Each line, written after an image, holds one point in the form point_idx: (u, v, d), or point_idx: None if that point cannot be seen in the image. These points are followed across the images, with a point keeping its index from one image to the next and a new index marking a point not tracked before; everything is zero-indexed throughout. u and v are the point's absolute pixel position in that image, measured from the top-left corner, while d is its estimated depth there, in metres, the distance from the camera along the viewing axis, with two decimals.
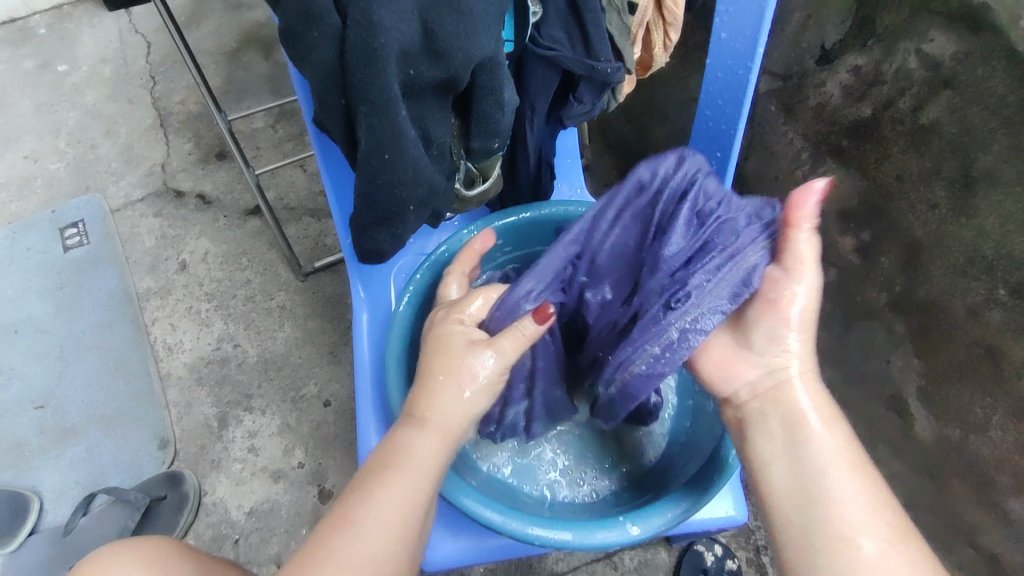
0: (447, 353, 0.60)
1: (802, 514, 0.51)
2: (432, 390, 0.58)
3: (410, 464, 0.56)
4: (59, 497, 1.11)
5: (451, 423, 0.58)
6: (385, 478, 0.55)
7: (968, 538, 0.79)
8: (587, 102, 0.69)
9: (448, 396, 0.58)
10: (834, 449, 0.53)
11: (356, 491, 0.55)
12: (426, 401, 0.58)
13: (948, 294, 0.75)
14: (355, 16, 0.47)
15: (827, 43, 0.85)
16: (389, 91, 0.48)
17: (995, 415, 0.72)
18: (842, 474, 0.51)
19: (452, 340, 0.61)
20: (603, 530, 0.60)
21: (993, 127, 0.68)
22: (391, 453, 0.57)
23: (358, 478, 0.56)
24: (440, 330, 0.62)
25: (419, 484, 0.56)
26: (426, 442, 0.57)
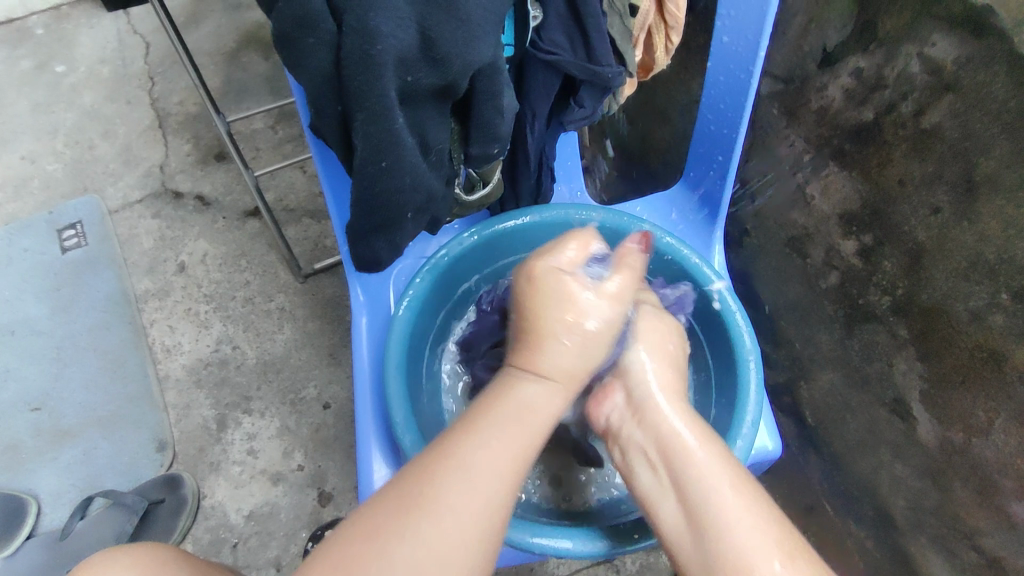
0: (575, 309, 0.57)
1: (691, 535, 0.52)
2: (556, 345, 0.57)
3: (536, 419, 0.55)
4: (56, 500, 1.10)
5: (576, 379, 0.58)
6: (508, 434, 0.53)
7: (971, 542, 0.79)
8: (587, 106, 0.69)
9: (574, 351, 0.57)
10: (711, 458, 0.54)
11: (471, 441, 0.52)
12: (549, 357, 0.57)
13: (951, 297, 0.75)
14: (352, 24, 0.46)
15: (829, 46, 0.85)
16: (387, 98, 0.49)
17: (998, 418, 0.72)
18: (719, 479, 0.52)
19: (573, 295, 0.58)
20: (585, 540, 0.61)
21: (994, 132, 0.68)
22: (511, 406, 0.55)
23: (472, 426, 0.53)
24: (558, 285, 0.58)
25: (534, 438, 0.54)
26: (547, 398, 0.56)
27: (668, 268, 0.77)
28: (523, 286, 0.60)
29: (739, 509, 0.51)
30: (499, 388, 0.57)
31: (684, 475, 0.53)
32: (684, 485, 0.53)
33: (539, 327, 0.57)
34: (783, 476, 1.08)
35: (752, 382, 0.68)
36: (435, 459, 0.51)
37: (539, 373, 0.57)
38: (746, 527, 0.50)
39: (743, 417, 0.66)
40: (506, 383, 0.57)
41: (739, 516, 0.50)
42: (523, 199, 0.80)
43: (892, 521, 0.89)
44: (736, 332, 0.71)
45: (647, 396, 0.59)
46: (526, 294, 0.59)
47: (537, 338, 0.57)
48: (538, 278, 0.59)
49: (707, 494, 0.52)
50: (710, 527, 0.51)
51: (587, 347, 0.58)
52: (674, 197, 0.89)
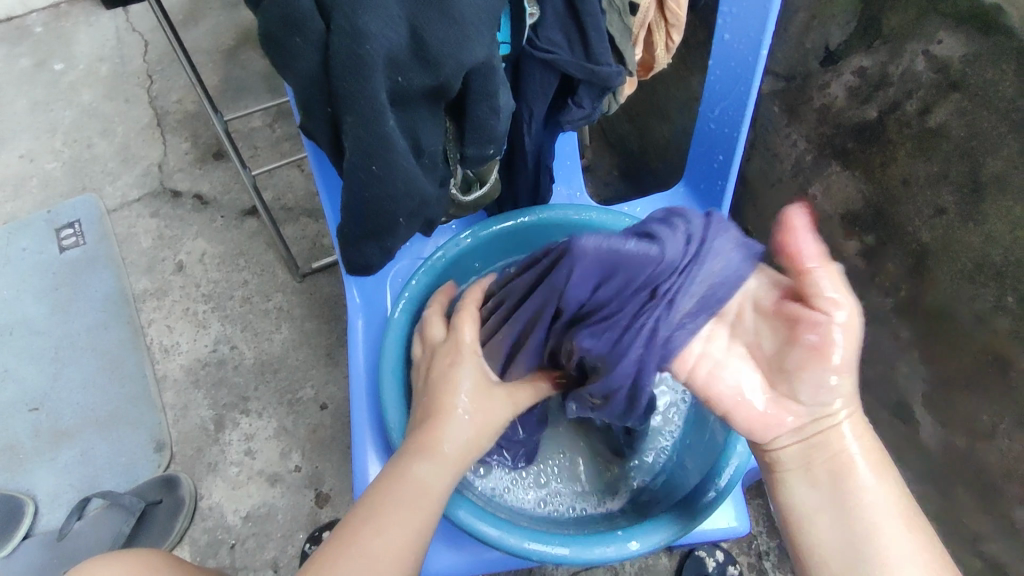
0: (461, 385, 0.60)
1: (844, 556, 0.51)
2: (450, 424, 0.58)
3: (428, 500, 0.55)
4: (54, 500, 1.10)
5: (468, 458, 0.59)
6: (403, 513, 0.54)
7: (975, 546, 0.78)
8: (586, 106, 0.68)
9: (466, 428, 0.59)
10: (887, 503, 0.51)
11: (370, 525, 0.53)
12: (444, 435, 0.58)
13: (957, 298, 0.74)
14: (340, 24, 0.45)
15: (832, 43, 0.84)
16: (377, 100, 0.47)
17: (1002, 423, 0.71)
18: (893, 528, 0.50)
19: (467, 372, 0.61)
20: (654, 530, 0.61)
21: (1002, 130, 0.67)
22: (405, 487, 0.55)
23: (371, 500, 0.55)
24: (450, 362, 0.62)
25: (429, 514, 0.55)
26: (438, 477, 0.57)
27: None
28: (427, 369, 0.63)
29: (905, 548, 0.49)
30: (393, 468, 0.57)
31: (854, 509, 0.51)
32: (857, 520, 0.50)
33: (437, 407, 0.59)
34: None
35: None
36: (333, 543, 0.53)
37: (433, 452, 0.57)
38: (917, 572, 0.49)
39: None
40: (400, 458, 0.57)
41: (901, 549, 0.49)
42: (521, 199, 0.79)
43: None
44: None
45: (831, 414, 0.51)
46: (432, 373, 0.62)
47: (431, 418, 0.59)
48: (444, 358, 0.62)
49: (874, 533, 0.50)
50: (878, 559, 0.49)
51: (483, 429, 0.59)
52: (672, 197, 0.87)
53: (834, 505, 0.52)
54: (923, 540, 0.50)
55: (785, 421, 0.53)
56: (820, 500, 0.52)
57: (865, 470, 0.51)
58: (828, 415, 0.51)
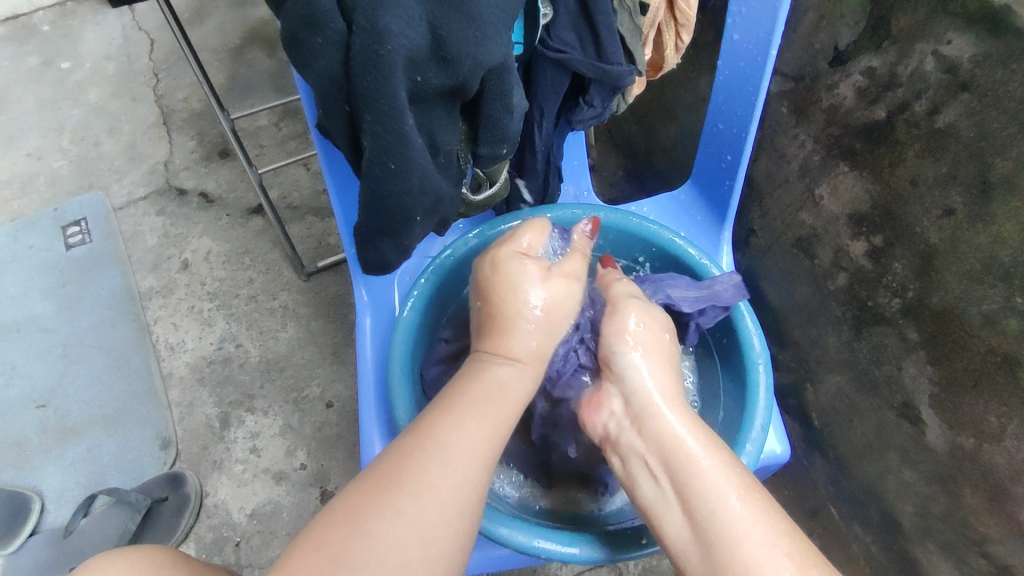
0: (525, 285, 0.59)
1: (696, 541, 0.51)
2: (521, 326, 0.58)
3: (509, 398, 0.56)
4: (60, 498, 1.10)
5: (541, 361, 0.59)
6: (486, 410, 0.54)
7: (981, 548, 0.78)
8: (597, 105, 0.68)
9: (538, 329, 0.58)
10: (722, 473, 0.52)
11: (447, 418, 0.53)
12: (516, 340, 0.58)
13: (965, 300, 0.74)
14: (361, 23, 0.45)
15: (841, 44, 0.84)
16: (396, 98, 0.47)
17: (1009, 424, 0.71)
18: (734, 497, 0.51)
19: (526, 272, 0.60)
20: (576, 551, 0.59)
21: (1011, 132, 0.67)
22: (482, 386, 0.55)
23: (444, 404, 0.54)
24: (511, 265, 0.61)
25: (510, 413, 0.55)
26: (518, 377, 0.57)
27: (676, 268, 0.76)
28: (484, 276, 0.61)
29: (748, 520, 0.49)
30: (469, 373, 0.57)
31: (688, 483, 0.52)
32: (690, 494, 0.52)
33: (502, 312, 0.59)
34: (790, 478, 1.07)
35: (762, 385, 0.66)
36: (408, 440, 0.51)
37: (507, 354, 0.58)
38: (753, 529, 0.49)
39: (752, 422, 0.64)
40: (477, 365, 0.58)
41: (742, 516, 0.50)
42: (530, 199, 0.79)
43: (899, 525, 0.89)
44: (745, 335, 0.69)
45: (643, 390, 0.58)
46: (488, 277, 0.61)
47: (499, 324, 0.58)
48: (502, 261, 0.61)
49: (709, 503, 0.51)
50: (717, 532, 0.50)
51: (551, 328, 0.59)
52: (681, 198, 0.87)
53: (676, 493, 0.53)
54: (765, 510, 0.50)
55: (609, 404, 0.60)
56: (658, 484, 0.54)
57: (686, 442, 0.54)
58: (637, 392, 0.58)
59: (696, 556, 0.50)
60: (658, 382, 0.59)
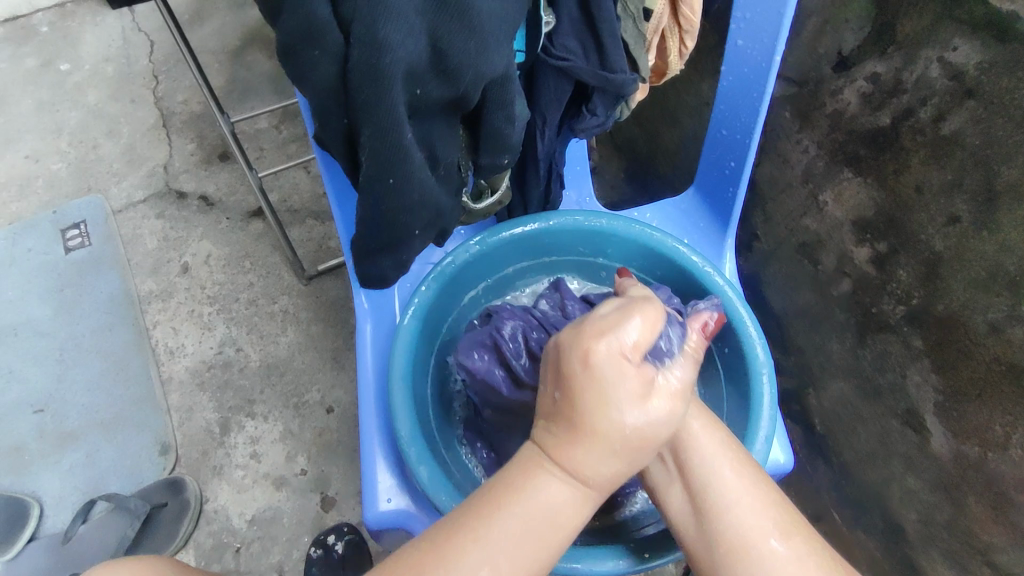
0: (619, 403, 0.45)
1: (697, 517, 0.53)
2: (601, 452, 0.45)
3: (559, 528, 0.47)
4: (59, 503, 1.09)
5: (612, 485, 0.48)
6: (526, 542, 0.46)
7: (985, 556, 0.77)
8: (600, 114, 0.67)
9: (618, 458, 0.46)
10: (723, 458, 0.53)
11: (482, 537, 0.46)
12: (589, 462, 0.46)
13: (969, 308, 0.73)
14: (360, 35, 0.44)
15: (845, 49, 0.84)
16: (395, 112, 0.47)
17: (1015, 433, 0.70)
18: (732, 477, 0.52)
19: (626, 385, 0.46)
20: (602, 560, 0.59)
21: (1018, 139, 0.66)
22: (533, 507, 0.46)
23: (480, 520, 0.46)
24: (607, 370, 0.46)
25: (556, 542, 0.47)
26: (575, 504, 0.47)
27: (678, 277, 0.76)
28: (568, 363, 0.47)
29: (740, 491, 0.52)
30: (520, 479, 0.47)
31: (691, 465, 0.53)
32: (691, 474, 0.53)
33: (579, 425, 0.46)
34: (792, 485, 1.07)
35: (766, 397, 0.66)
36: (437, 543, 0.46)
37: (571, 474, 0.46)
38: (749, 509, 0.51)
39: (757, 433, 0.64)
40: (531, 473, 0.47)
41: (734, 488, 0.52)
42: (532, 206, 0.79)
43: (902, 533, 0.88)
44: (749, 345, 0.69)
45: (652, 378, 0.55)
46: (574, 373, 0.46)
47: (571, 436, 0.46)
48: (598, 363, 0.46)
49: (708, 477, 0.53)
50: (714, 502, 0.52)
51: (636, 457, 0.47)
52: (684, 205, 0.87)
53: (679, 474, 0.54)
54: (754, 479, 0.53)
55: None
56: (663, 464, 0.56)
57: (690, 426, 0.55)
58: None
59: (693, 524, 0.53)
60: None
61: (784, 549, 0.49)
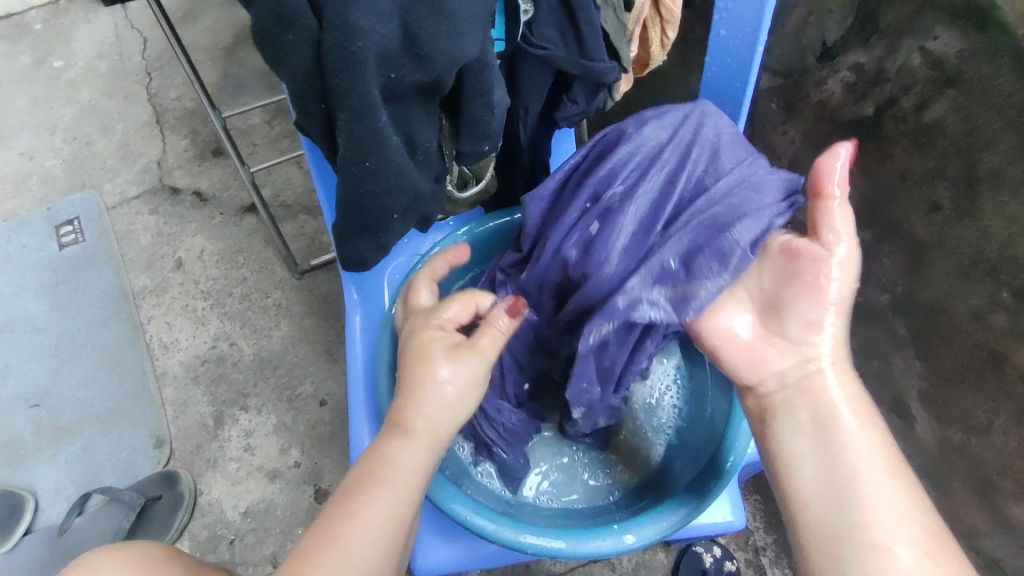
0: (433, 357, 0.58)
1: (833, 506, 0.51)
2: (425, 401, 0.57)
3: (408, 479, 0.55)
4: (55, 496, 1.10)
5: (442, 434, 0.57)
6: (380, 492, 0.54)
7: (970, 541, 0.78)
8: (580, 102, 0.68)
9: (444, 403, 0.57)
10: (873, 450, 0.52)
11: (347, 511, 0.53)
12: (418, 414, 0.57)
13: (952, 295, 0.74)
14: (332, 20, 0.45)
15: (829, 40, 0.84)
16: (369, 95, 0.47)
17: (998, 419, 0.72)
18: (878, 481, 0.50)
19: (437, 346, 0.59)
20: (659, 518, 0.61)
21: (998, 127, 0.67)
22: (380, 472, 0.55)
23: (342, 491, 0.55)
24: (425, 339, 0.60)
25: (411, 493, 0.55)
26: (416, 455, 0.56)
27: None
28: (405, 347, 0.62)
29: (892, 499, 0.49)
30: (375, 448, 0.57)
31: (842, 445, 0.52)
32: (839, 454, 0.52)
33: (410, 382, 0.58)
34: None
35: None
36: (316, 525, 0.53)
37: (409, 431, 0.56)
38: (891, 511, 0.49)
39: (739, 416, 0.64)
40: (377, 445, 0.57)
41: (889, 501, 0.49)
42: (518, 195, 0.79)
43: None
44: None
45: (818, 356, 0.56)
46: (410, 349, 0.61)
47: (404, 393, 0.58)
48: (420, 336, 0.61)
49: (853, 468, 0.51)
50: (862, 501, 0.50)
51: (457, 399, 0.58)
52: None
53: (822, 451, 0.53)
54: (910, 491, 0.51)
55: (771, 365, 0.57)
56: (806, 441, 0.54)
57: (851, 411, 0.54)
58: (811, 358, 0.56)
59: (826, 502, 0.51)
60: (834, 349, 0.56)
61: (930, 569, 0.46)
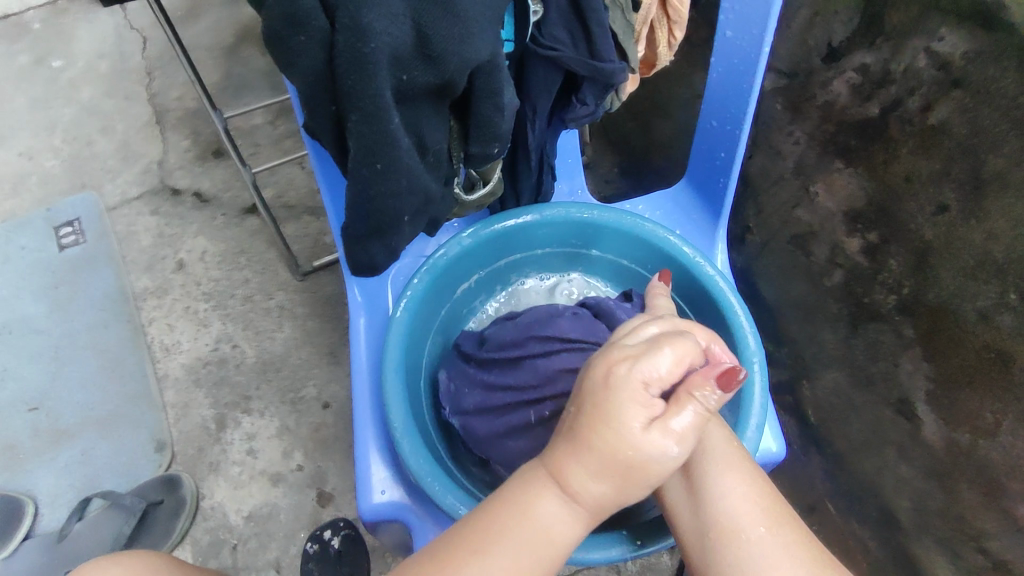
0: (624, 432, 0.47)
1: (698, 516, 0.53)
2: (591, 473, 0.48)
3: (551, 546, 0.49)
4: (54, 500, 1.09)
5: (607, 509, 0.49)
6: (517, 552, 0.49)
7: (978, 543, 0.78)
8: (590, 103, 0.67)
9: (610, 482, 0.48)
10: (720, 456, 0.55)
11: (475, 564, 0.48)
12: (582, 483, 0.48)
13: (959, 296, 0.74)
14: (345, 22, 0.44)
15: (835, 41, 0.84)
16: (381, 97, 0.47)
17: (1005, 420, 0.71)
18: (728, 479, 0.54)
19: (632, 415, 0.47)
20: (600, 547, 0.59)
21: (1005, 127, 0.67)
22: (522, 528, 0.49)
23: (477, 534, 0.50)
24: (620, 400, 0.47)
25: (548, 559, 0.49)
26: (566, 524, 0.49)
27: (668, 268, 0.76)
28: (588, 387, 0.50)
29: (741, 498, 0.53)
30: (520, 495, 0.50)
31: (694, 457, 0.55)
32: (695, 466, 0.55)
33: (580, 437, 0.48)
34: (787, 476, 1.07)
35: (757, 383, 0.66)
36: (443, 554, 0.50)
37: (567, 494, 0.49)
38: (738, 506, 0.52)
39: (747, 421, 0.65)
40: (528, 489, 0.50)
41: (734, 485, 0.53)
42: (524, 197, 0.79)
43: (895, 522, 0.88)
44: (739, 334, 0.69)
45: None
46: (594, 392, 0.49)
47: (575, 450, 0.48)
48: (611, 384, 0.48)
49: (711, 476, 0.54)
50: (712, 494, 0.53)
51: (629, 482, 0.48)
52: (676, 196, 0.87)
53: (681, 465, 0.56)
54: (748, 474, 0.54)
55: None
56: (667, 459, 0.57)
57: None
58: None
59: (689, 513, 0.54)
60: None
61: (774, 540, 0.50)
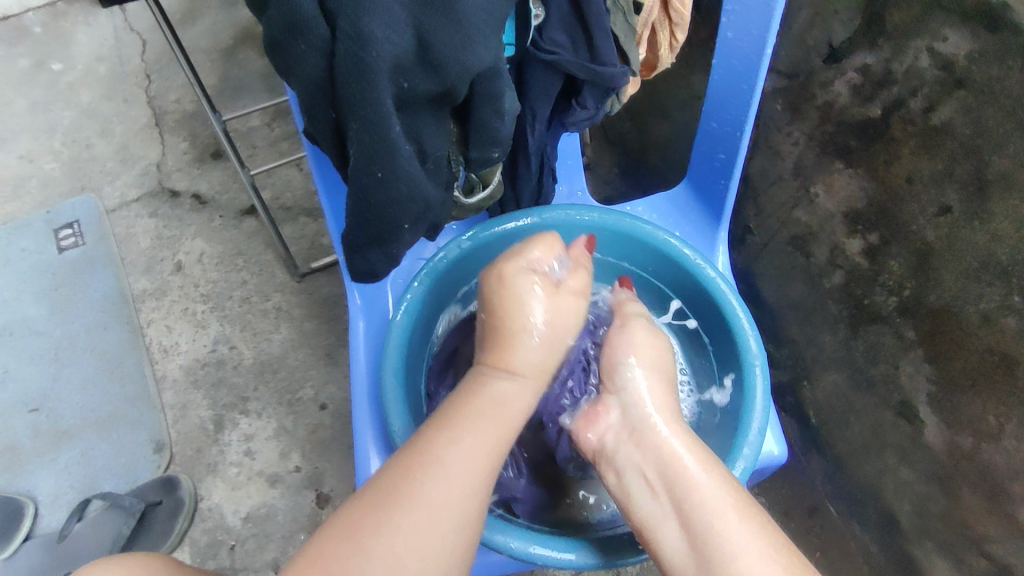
0: (532, 303, 0.58)
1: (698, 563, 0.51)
2: (522, 344, 0.57)
3: (509, 415, 0.55)
4: (54, 502, 1.09)
5: (545, 373, 0.58)
6: (482, 423, 0.53)
7: (980, 548, 0.76)
8: (590, 107, 0.67)
9: (542, 349, 0.57)
10: (717, 492, 0.53)
11: (445, 437, 0.52)
12: (518, 354, 0.57)
13: (960, 297, 0.76)
14: (345, 30, 0.44)
15: (835, 41, 0.88)
16: (382, 105, 0.47)
17: (1008, 424, 0.73)
18: (727, 514, 0.52)
19: (533, 289, 0.59)
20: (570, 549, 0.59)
21: (1009, 130, 0.72)
22: (479, 400, 0.55)
23: (439, 420, 0.53)
24: (520, 283, 0.59)
25: (511, 431, 0.54)
26: (517, 391, 0.56)
27: (669, 270, 0.76)
28: (489, 287, 0.60)
29: (745, 536, 0.51)
30: (468, 384, 0.56)
31: (686, 498, 0.53)
32: (689, 508, 0.53)
33: (505, 326, 0.57)
34: None
35: (759, 388, 0.66)
36: (415, 447, 0.52)
37: (509, 370, 0.56)
38: (746, 548, 0.50)
39: (749, 426, 0.64)
40: (475, 379, 0.56)
41: (743, 538, 0.51)
42: (524, 201, 0.79)
43: None
44: (741, 337, 0.69)
45: (647, 420, 0.58)
46: (495, 290, 0.59)
47: (501, 337, 0.57)
48: (507, 277, 0.59)
49: (709, 516, 0.52)
50: (718, 549, 0.50)
51: (552, 344, 0.58)
52: (675, 198, 0.87)
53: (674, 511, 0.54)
54: (752, 515, 0.52)
55: (607, 423, 0.61)
56: (654, 503, 0.55)
57: (685, 457, 0.55)
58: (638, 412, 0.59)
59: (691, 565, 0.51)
60: (654, 397, 0.60)
61: None
